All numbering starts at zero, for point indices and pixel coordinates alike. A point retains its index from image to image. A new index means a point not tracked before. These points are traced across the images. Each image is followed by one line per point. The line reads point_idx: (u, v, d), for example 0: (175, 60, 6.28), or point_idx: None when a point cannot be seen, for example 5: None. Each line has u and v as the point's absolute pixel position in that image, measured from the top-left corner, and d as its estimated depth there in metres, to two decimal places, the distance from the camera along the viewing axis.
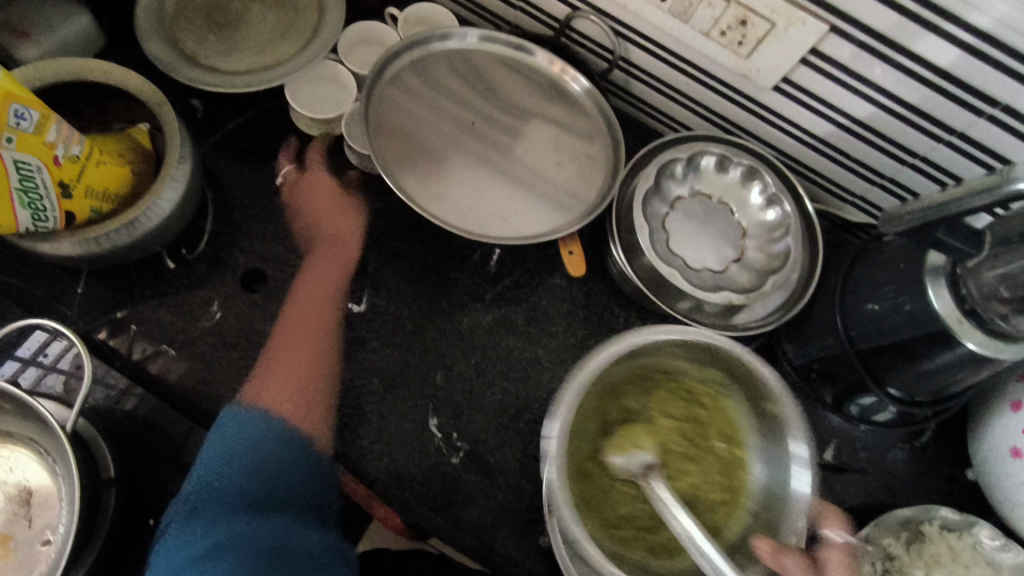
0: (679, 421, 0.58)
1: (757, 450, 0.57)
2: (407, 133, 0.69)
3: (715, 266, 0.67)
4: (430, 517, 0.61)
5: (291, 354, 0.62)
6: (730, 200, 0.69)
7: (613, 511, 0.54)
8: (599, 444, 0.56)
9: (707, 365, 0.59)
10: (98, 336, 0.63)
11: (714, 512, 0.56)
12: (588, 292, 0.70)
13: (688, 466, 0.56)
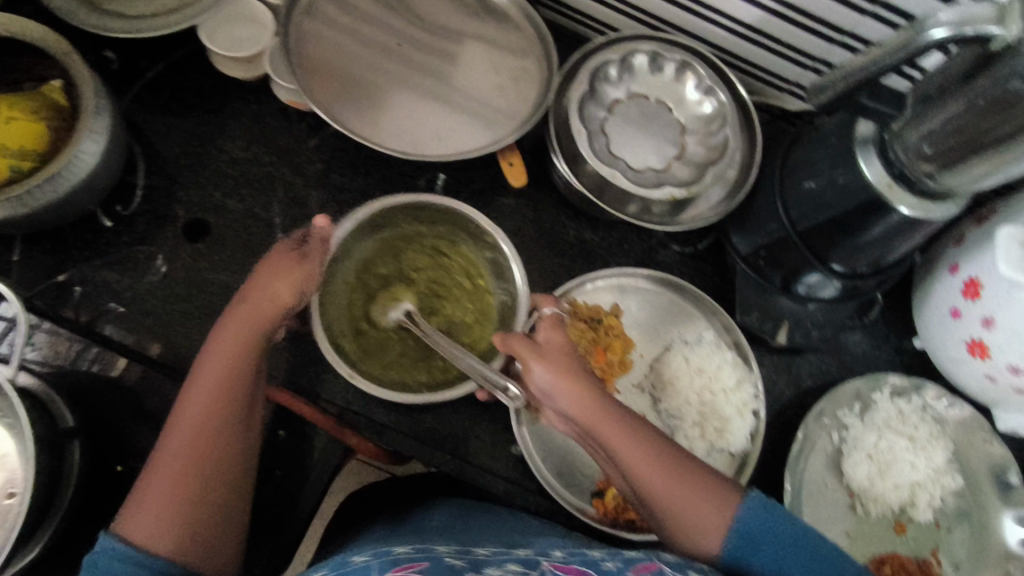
0: (426, 273, 0.65)
1: (483, 275, 0.64)
2: (333, 63, 0.67)
3: (658, 164, 0.67)
4: (403, 440, 0.62)
5: (191, 450, 0.49)
6: (667, 98, 0.69)
7: (389, 353, 0.62)
8: (370, 307, 0.62)
9: (430, 219, 0.64)
10: (40, 302, 0.61)
11: (467, 333, 0.63)
12: (536, 209, 0.71)
13: (439, 304, 0.64)
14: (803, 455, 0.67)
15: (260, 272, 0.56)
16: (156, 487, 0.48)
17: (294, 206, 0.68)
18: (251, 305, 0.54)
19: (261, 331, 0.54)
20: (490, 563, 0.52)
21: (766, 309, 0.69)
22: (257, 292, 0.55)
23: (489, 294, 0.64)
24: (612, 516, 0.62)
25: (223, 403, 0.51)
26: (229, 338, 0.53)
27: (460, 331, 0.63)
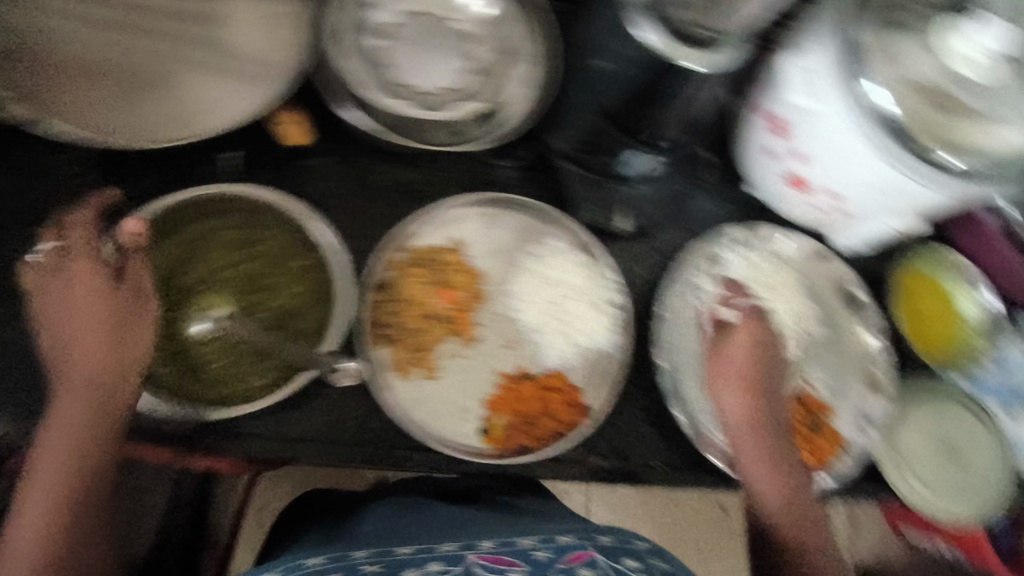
0: (240, 267, 0.59)
1: (302, 256, 0.60)
2: (51, 56, 0.57)
3: (449, 82, 0.63)
4: (266, 443, 0.58)
5: (51, 507, 0.48)
6: (440, 7, 0.63)
7: (212, 368, 0.56)
8: (177, 324, 0.56)
9: (229, 209, 0.59)
10: None
11: (298, 320, 0.58)
12: (342, 159, 0.66)
13: (262, 298, 0.58)
14: (670, 331, 0.68)
15: (66, 313, 0.50)
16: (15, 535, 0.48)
17: None
18: (95, 365, 0.50)
19: (114, 390, 0.50)
20: (410, 563, 0.59)
21: (601, 201, 0.68)
22: (93, 350, 0.50)
23: (308, 278, 0.59)
24: (502, 446, 0.62)
25: (76, 462, 0.49)
26: (72, 402, 0.49)
27: (293, 325, 0.58)
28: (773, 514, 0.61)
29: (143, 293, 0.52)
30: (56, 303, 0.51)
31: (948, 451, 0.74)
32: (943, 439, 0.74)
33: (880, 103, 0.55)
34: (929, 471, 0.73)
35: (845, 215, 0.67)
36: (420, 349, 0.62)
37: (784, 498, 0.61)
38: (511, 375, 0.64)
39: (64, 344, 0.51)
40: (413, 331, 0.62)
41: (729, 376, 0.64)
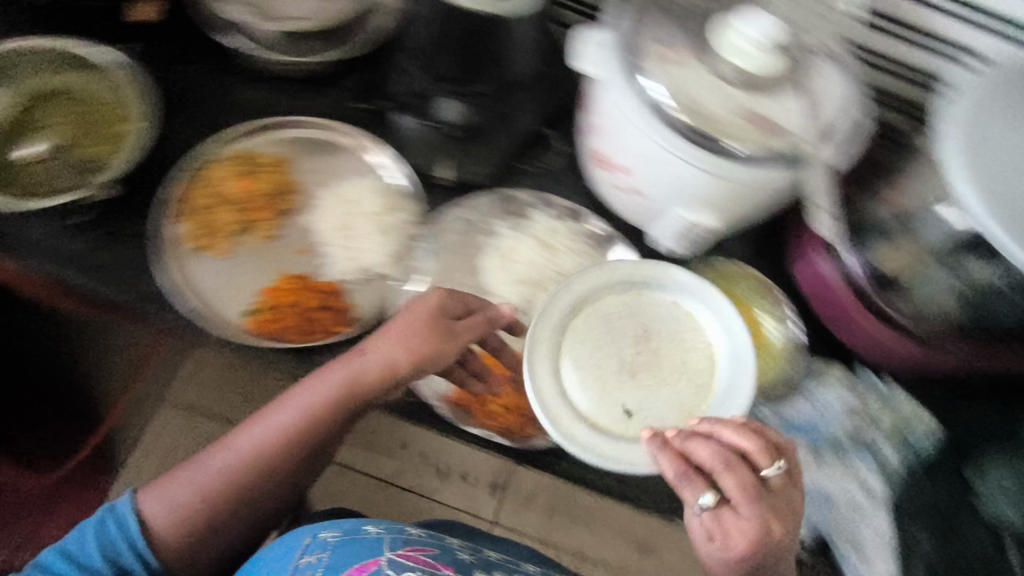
0: (76, 118, 0.68)
1: (131, 119, 0.69)
2: None
3: (304, 14, 0.71)
4: (49, 269, 0.65)
5: (218, 482, 0.61)
6: None
7: (22, 178, 0.65)
8: (6, 142, 0.66)
9: (90, 74, 0.70)
10: None
11: (100, 162, 0.67)
12: (206, 69, 0.74)
13: (88, 145, 0.67)
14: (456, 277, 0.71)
15: (387, 331, 0.61)
16: (187, 483, 0.61)
17: None
18: (375, 376, 0.60)
19: (311, 419, 0.61)
20: (496, 566, 0.82)
21: (423, 150, 0.73)
22: (381, 359, 0.60)
23: (128, 132, 0.68)
24: (254, 329, 0.66)
25: (258, 457, 0.61)
26: (318, 413, 0.60)
27: (93, 159, 0.67)
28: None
29: (471, 326, 0.61)
30: (382, 327, 0.61)
31: (604, 370, 0.64)
32: (635, 332, 0.66)
33: (654, 95, 0.58)
34: (590, 371, 0.64)
35: (640, 200, 0.68)
36: (210, 228, 0.68)
37: (742, 555, 0.52)
38: (291, 276, 0.69)
39: (358, 350, 0.61)
40: (211, 207, 0.69)
41: (743, 469, 0.53)
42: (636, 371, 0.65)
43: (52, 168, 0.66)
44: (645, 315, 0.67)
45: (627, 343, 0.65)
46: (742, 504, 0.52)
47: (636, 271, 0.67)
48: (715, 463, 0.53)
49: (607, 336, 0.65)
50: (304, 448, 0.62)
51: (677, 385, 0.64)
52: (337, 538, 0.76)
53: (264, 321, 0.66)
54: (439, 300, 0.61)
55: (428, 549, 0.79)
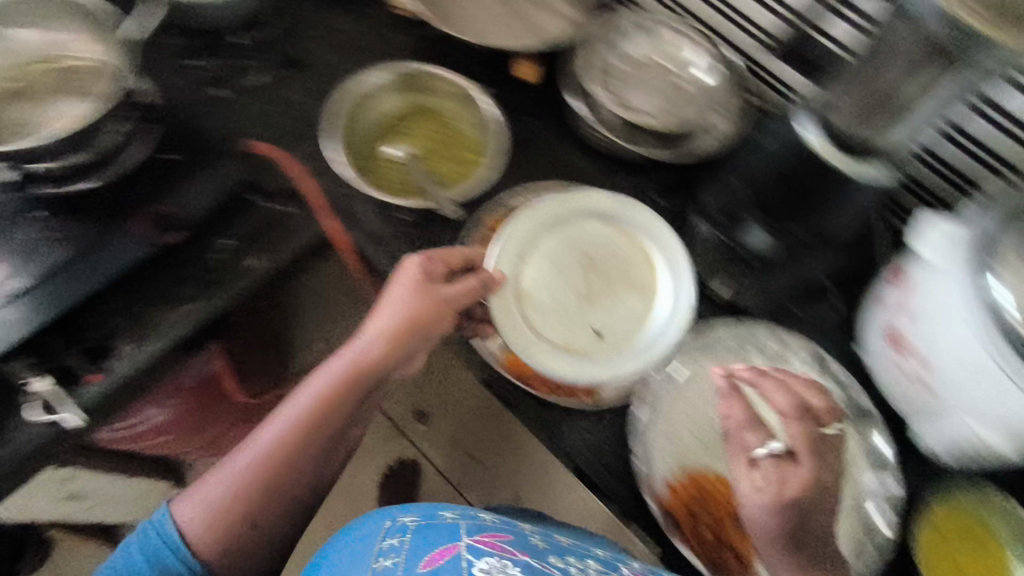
0: (440, 139, 0.79)
1: (481, 155, 0.78)
2: None
3: (646, 108, 0.78)
4: (375, 250, 0.75)
5: (250, 473, 0.63)
6: (670, 64, 0.80)
7: (381, 171, 0.76)
8: (381, 140, 0.78)
9: (460, 104, 0.81)
10: (186, 61, 0.82)
11: (447, 181, 0.76)
12: (547, 128, 0.83)
13: (440, 163, 0.78)
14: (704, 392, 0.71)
15: (385, 297, 0.65)
16: (235, 474, 0.63)
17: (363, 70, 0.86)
18: (419, 335, 0.65)
19: (356, 393, 0.66)
20: (573, 552, 0.75)
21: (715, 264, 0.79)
22: (391, 319, 0.64)
23: (473, 167, 0.78)
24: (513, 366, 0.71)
25: (292, 439, 0.64)
26: (331, 398, 0.65)
27: (439, 178, 0.76)
28: (768, 530, 0.57)
29: (467, 289, 0.65)
30: (382, 293, 0.66)
31: (564, 306, 0.69)
32: (580, 259, 0.72)
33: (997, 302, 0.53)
34: (541, 299, 0.69)
35: (926, 395, 0.64)
36: None
37: (790, 494, 0.56)
38: None
39: (365, 323, 0.66)
40: None
41: (800, 424, 0.59)
42: (590, 300, 0.71)
43: (405, 170, 0.76)
44: (621, 253, 0.72)
45: (571, 277, 0.71)
46: (801, 453, 0.58)
47: (609, 217, 0.73)
48: (778, 398, 0.61)
49: (561, 267, 0.71)
50: (336, 422, 0.66)
51: (620, 305, 0.71)
52: (418, 525, 0.69)
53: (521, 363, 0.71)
54: (421, 268, 0.65)
55: (504, 535, 0.71)
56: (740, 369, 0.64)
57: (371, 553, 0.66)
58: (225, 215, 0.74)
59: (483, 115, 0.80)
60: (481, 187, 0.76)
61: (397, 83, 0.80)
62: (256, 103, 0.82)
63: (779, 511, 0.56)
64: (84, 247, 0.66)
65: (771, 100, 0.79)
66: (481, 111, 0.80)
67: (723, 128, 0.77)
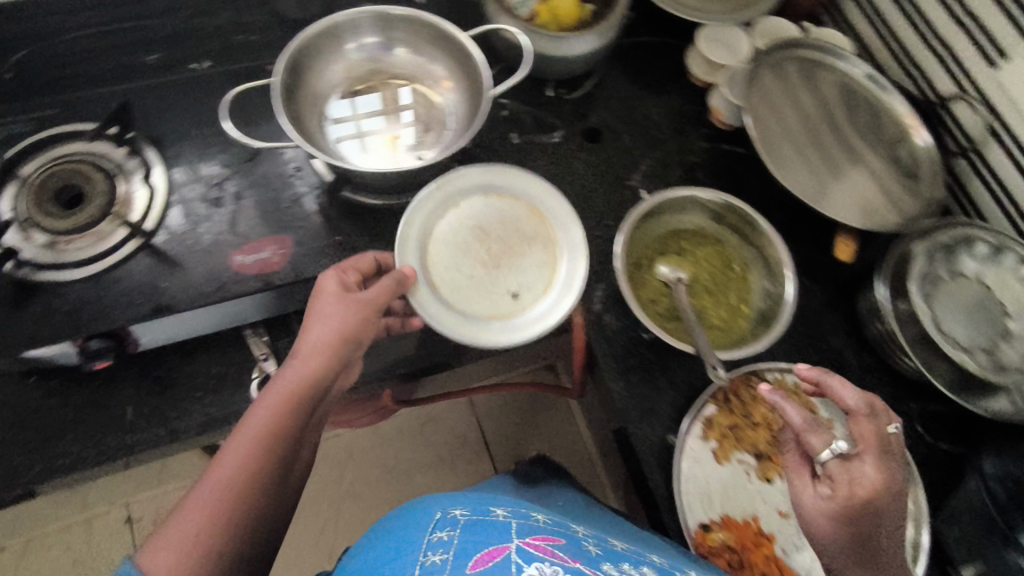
0: (713, 272, 0.72)
1: (751, 309, 0.71)
2: (762, 115, 0.80)
3: (961, 339, 0.68)
4: (609, 362, 0.72)
5: (214, 509, 0.47)
6: (1007, 301, 0.69)
7: (644, 283, 0.70)
8: (656, 252, 0.72)
9: (745, 244, 0.74)
10: (502, 104, 0.84)
11: (708, 324, 0.69)
12: (827, 306, 0.76)
13: (705, 298, 0.71)
14: None
15: (317, 308, 0.57)
16: (191, 520, 0.47)
17: (657, 165, 0.83)
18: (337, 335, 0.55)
19: (277, 391, 0.53)
20: (629, 559, 0.52)
21: (971, 538, 0.64)
22: (338, 319, 0.56)
23: (743, 321, 0.70)
24: (706, 552, 0.64)
25: (255, 465, 0.50)
26: (272, 406, 0.52)
27: (707, 322, 0.69)
28: (836, 544, 0.52)
29: (386, 288, 0.59)
30: (314, 306, 0.57)
31: (475, 279, 0.66)
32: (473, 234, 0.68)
33: None
34: (448, 281, 0.66)
35: None
36: (731, 433, 0.69)
37: (858, 500, 0.50)
38: (758, 526, 0.66)
39: (302, 332, 0.56)
40: (746, 418, 0.70)
41: (869, 422, 0.55)
42: (496, 266, 0.68)
43: (672, 293, 0.70)
44: (526, 231, 0.69)
45: (466, 249, 0.67)
46: (866, 458, 0.52)
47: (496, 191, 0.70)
48: (863, 424, 0.54)
49: (455, 241, 0.68)
50: (297, 434, 0.53)
51: (526, 263, 0.68)
52: (469, 519, 0.50)
53: (717, 552, 0.64)
54: (339, 283, 0.58)
55: (558, 541, 0.50)
56: (810, 370, 0.61)
57: (410, 556, 0.46)
58: None
59: (772, 268, 0.71)
60: (740, 345, 0.68)
61: (696, 197, 0.74)
62: (547, 162, 0.81)
63: (843, 522, 0.51)
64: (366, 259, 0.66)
65: None
66: (770, 261, 0.72)
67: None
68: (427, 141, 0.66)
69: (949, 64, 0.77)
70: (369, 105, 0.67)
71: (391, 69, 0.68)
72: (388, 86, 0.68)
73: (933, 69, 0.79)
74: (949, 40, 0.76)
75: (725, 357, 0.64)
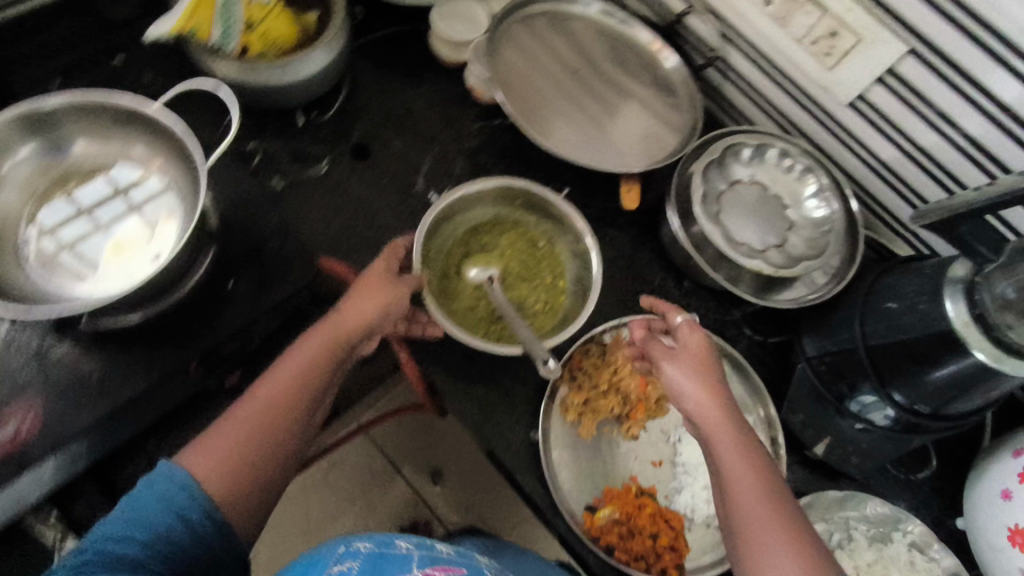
0: (521, 257, 0.70)
1: (569, 283, 0.70)
2: (517, 86, 0.78)
3: (756, 244, 0.71)
4: (449, 381, 0.68)
5: (247, 431, 0.52)
6: (784, 194, 0.74)
7: (456, 292, 0.67)
8: (460, 256, 0.69)
9: (544, 221, 0.72)
10: (249, 148, 0.75)
11: (531, 314, 0.68)
12: (637, 248, 0.78)
13: (520, 286, 0.69)
14: None
15: None
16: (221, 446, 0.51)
17: (435, 161, 0.79)
18: None
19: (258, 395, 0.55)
20: None
21: (813, 419, 0.70)
22: None
23: (563, 299, 0.69)
24: (596, 533, 0.64)
25: (304, 397, 0.55)
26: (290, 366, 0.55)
27: (530, 311, 0.67)
28: (706, 402, 0.56)
29: None
30: None
31: None
32: None
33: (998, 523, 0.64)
34: None
35: None
36: (587, 408, 0.68)
37: (702, 357, 0.59)
38: (638, 485, 0.68)
39: None
40: (595, 388, 0.68)
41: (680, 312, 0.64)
42: None
43: (485, 293, 0.67)
44: None
45: None
46: (686, 338, 0.60)
47: None
48: (686, 333, 0.61)
49: None
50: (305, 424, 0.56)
51: None
52: None
53: (606, 532, 0.64)
54: None
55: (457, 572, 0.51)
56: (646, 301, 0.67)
57: None
58: (282, 331, 0.67)
59: (576, 236, 0.70)
60: (568, 323, 0.67)
61: (483, 185, 0.70)
62: (320, 196, 0.75)
63: (704, 377, 0.57)
64: (141, 384, 0.57)
65: (896, 247, 0.77)
66: (572, 230, 0.71)
67: (837, 268, 0.71)
68: (161, 228, 0.57)
69: None
70: (61, 220, 0.57)
71: (77, 166, 0.58)
72: (81, 185, 0.58)
73: None
74: None
75: (552, 343, 0.62)
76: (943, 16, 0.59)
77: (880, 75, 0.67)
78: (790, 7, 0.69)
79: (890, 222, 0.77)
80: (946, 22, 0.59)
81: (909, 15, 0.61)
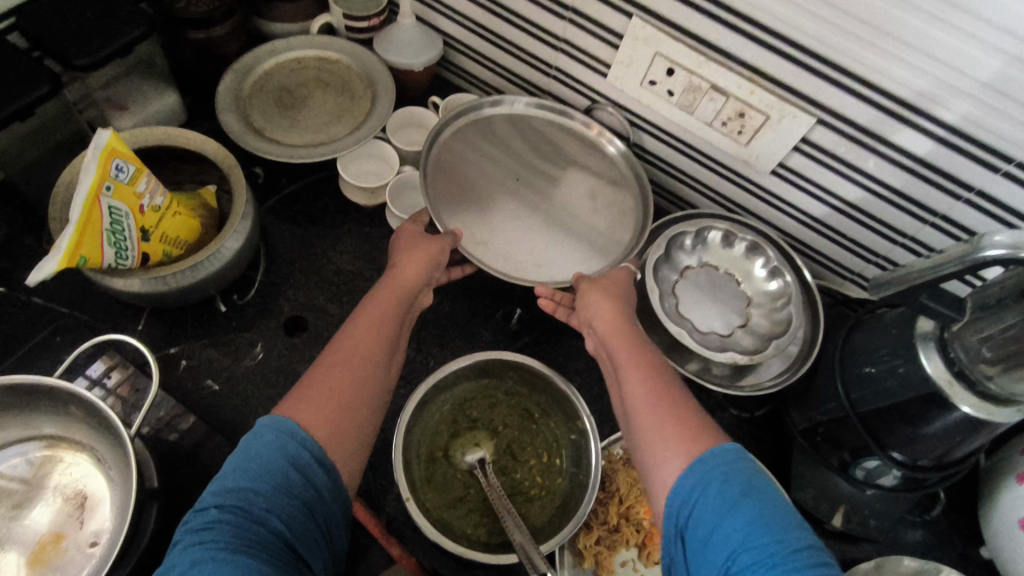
0: (513, 430, 0.66)
1: (566, 458, 0.66)
2: (456, 201, 0.75)
3: (722, 330, 0.72)
4: (451, 566, 0.60)
5: (340, 382, 0.54)
6: (736, 272, 0.75)
7: (445, 487, 0.62)
8: (448, 442, 0.64)
9: (534, 386, 0.68)
10: (171, 352, 0.68)
11: (525, 499, 0.63)
12: None
13: (513, 466, 0.65)
14: None
15: None
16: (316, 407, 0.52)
17: None
18: None
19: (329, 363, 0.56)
20: None
21: (822, 489, 0.69)
22: None
23: (561, 477, 0.65)
24: None
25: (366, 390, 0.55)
26: (348, 356, 0.56)
27: (524, 500, 0.63)
28: (612, 321, 0.63)
29: None
30: None
31: None
32: None
33: None
34: None
35: None
36: (602, 547, 0.64)
37: (616, 286, 0.66)
38: None
39: None
40: (605, 525, 0.65)
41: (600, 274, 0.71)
42: None
43: (475, 483, 0.63)
44: None
45: None
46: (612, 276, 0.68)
47: None
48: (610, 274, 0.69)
49: None
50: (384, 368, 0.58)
51: None
52: None
53: None
54: None
55: None
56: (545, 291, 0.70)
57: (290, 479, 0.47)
58: None
59: (567, 406, 0.67)
60: (574, 510, 0.62)
61: (457, 360, 0.66)
62: (262, 387, 0.68)
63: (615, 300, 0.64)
64: None
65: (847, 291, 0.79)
66: (565, 398, 0.66)
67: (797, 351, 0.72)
68: (96, 500, 0.52)
69: (571, 85, 0.80)
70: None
71: None
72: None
73: (561, 90, 0.81)
74: (559, 65, 0.78)
75: (550, 548, 0.58)
76: (843, 89, 0.60)
77: (794, 145, 0.67)
78: (692, 96, 0.69)
79: (835, 267, 0.79)
80: (847, 94, 0.60)
81: (809, 89, 0.61)
